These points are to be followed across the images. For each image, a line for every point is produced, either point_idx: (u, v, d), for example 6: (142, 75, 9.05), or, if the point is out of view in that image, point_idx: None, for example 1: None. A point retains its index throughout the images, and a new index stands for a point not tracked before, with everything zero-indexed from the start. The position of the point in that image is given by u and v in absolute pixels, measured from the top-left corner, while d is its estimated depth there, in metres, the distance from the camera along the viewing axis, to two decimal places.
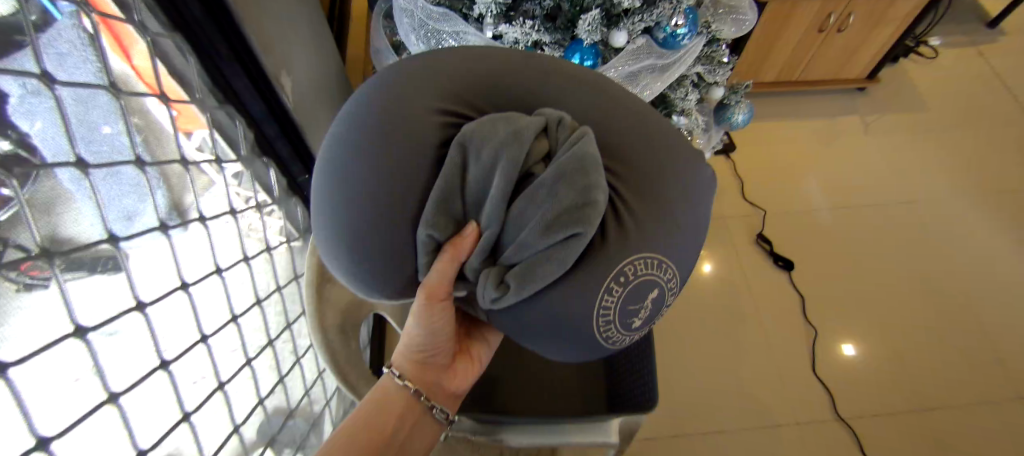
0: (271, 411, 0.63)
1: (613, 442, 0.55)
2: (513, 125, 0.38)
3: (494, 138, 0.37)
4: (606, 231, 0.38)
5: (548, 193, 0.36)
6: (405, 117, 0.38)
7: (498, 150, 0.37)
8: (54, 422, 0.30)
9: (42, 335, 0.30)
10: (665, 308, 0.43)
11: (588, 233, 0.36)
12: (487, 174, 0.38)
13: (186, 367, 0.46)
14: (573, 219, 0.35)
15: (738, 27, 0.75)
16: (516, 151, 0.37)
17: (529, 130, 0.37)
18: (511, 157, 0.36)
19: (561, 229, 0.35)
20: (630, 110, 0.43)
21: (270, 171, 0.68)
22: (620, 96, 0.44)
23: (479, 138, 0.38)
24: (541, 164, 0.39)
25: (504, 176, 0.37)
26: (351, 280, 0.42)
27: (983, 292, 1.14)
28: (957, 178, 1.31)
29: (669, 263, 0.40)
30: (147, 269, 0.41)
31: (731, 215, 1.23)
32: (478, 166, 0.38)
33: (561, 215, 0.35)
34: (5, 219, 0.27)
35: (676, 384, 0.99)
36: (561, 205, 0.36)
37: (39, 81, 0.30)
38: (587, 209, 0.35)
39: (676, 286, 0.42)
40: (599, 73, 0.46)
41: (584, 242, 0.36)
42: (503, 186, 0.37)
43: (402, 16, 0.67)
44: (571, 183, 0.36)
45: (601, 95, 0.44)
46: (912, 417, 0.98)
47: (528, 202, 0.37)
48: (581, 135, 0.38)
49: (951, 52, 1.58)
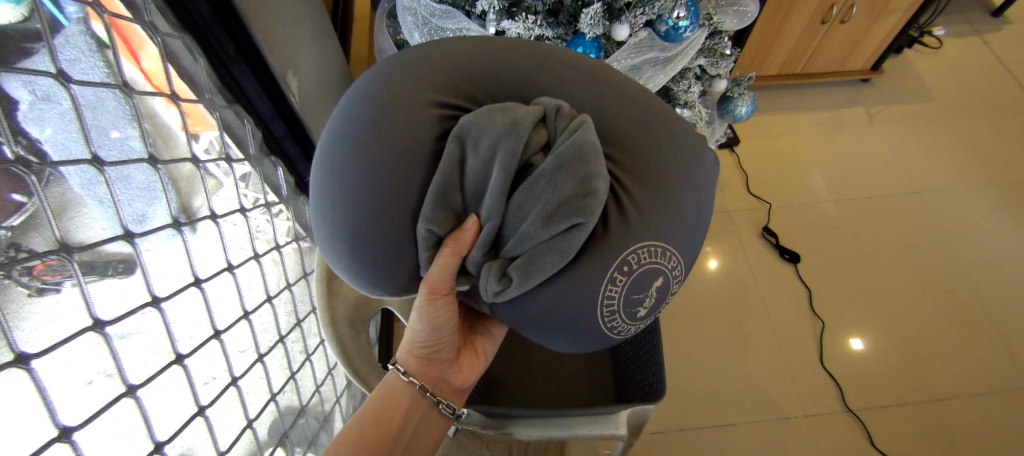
0: (282, 409, 0.64)
1: (621, 435, 0.56)
2: (510, 115, 0.38)
3: (492, 130, 0.38)
4: (608, 220, 0.38)
5: (548, 183, 0.36)
6: (404, 111, 0.39)
7: (497, 142, 0.37)
8: (76, 412, 0.32)
9: (61, 330, 0.31)
10: (670, 295, 0.43)
11: (589, 223, 0.36)
12: (486, 166, 0.38)
13: (200, 362, 0.47)
14: (574, 209, 0.35)
15: (739, 19, 0.72)
16: (514, 142, 0.37)
17: (528, 120, 0.38)
18: (510, 148, 0.37)
19: (562, 219, 0.35)
20: (629, 97, 0.44)
21: (278, 171, 0.69)
22: (618, 83, 0.44)
23: (477, 130, 0.38)
24: (540, 154, 0.39)
25: (503, 167, 0.37)
26: (353, 277, 0.43)
27: (991, 282, 1.13)
28: (964, 168, 1.30)
29: (672, 252, 0.40)
30: (161, 267, 0.42)
31: (737, 209, 1.23)
32: (477, 158, 0.38)
33: (562, 205, 0.36)
34: (19, 224, 0.28)
35: (684, 377, 1.00)
36: (561, 195, 0.36)
37: (53, 81, 0.31)
38: (587, 199, 0.35)
39: (680, 274, 0.42)
40: (596, 60, 0.46)
41: (586, 232, 0.36)
42: (502, 178, 0.37)
43: (406, 14, 0.68)
44: (570, 172, 0.36)
45: (600, 83, 0.44)
46: (922, 408, 0.98)
47: (528, 193, 0.37)
48: (579, 123, 0.38)
49: (956, 42, 1.56)
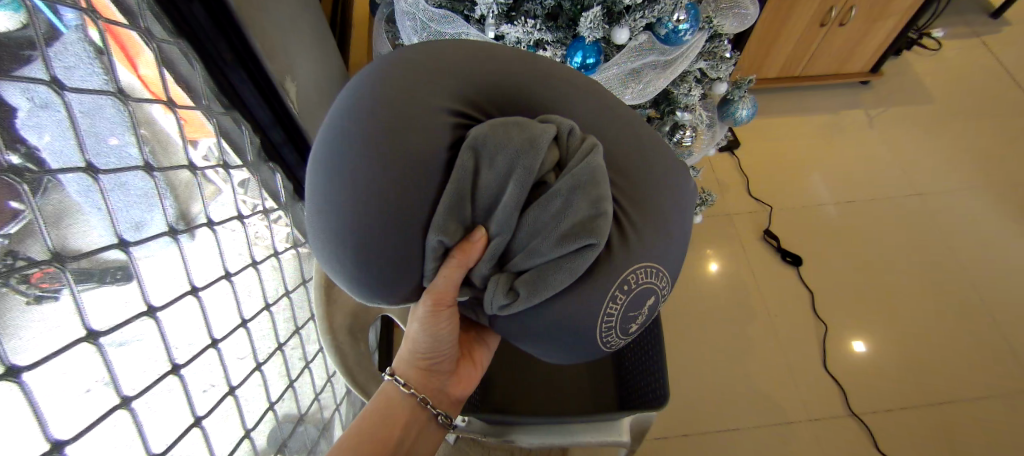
0: (281, 417, 0.63)
1: (624, 442, 0.55)
2: (527, 132, 0.38)
3: (509, 146, 0.37)
4: (611, 242, 0.39)
5: (562, 204, 0.37)
6: (417, 115, 0.37)
7: (513, 159, 0.37)
8: (68, 426, 0.31)
9: (55, 341, 0.30)
10: (659, 311, 0.45)
11: (600, 244, 0.36)
12: (501, 182, 0.38)
13: (198, 372, 0.46)
14: (586, 230, 0.36)
15: (739, 21, 0.74)
16: (531, 161, 0.37)
17: (544, 139, 0.38)
18: (527, 167, 0.37)
19: (575, 240, 0.36)
20: (623, 118, 0.45)
21: (275, 177, 0.68)
22: (618, 106, 0.46)
23: (494, 144, 0.37)
24: (552, 173, 0.40)
25: (518, 185, 0.37)
26: (354, 286, 0.40)
27: (997, 284, 1.12)
28: (966, 169, 1.30)
29: (664, 270, 0.42)
30: (158, 275, 0.41)
31: (737, 213, 1.22)
32: (492, 173, 0.38)
33: (575, 227, 0.36)
34: (15, 232, 0.28)
35: (685, 381, 0.99)
36: (575, 216, 0.37)
37: (48, 88, 0.31)
38: (598, 220, 0.36)
39: (669, 290, 0.44)
40: (596, 82, 0.47)
41: (596, 252, 0.37)
42: (517, 195, 0.38)
43: (404, 19, 0.67)
44: (583, 194, 0.37)
45: (603, 105, 0.45)
46: (926, 412, 0.97)
47: (539, 212, 0.38)
48: (591, 146, 0.39)
49: (955, 44, 1.57)
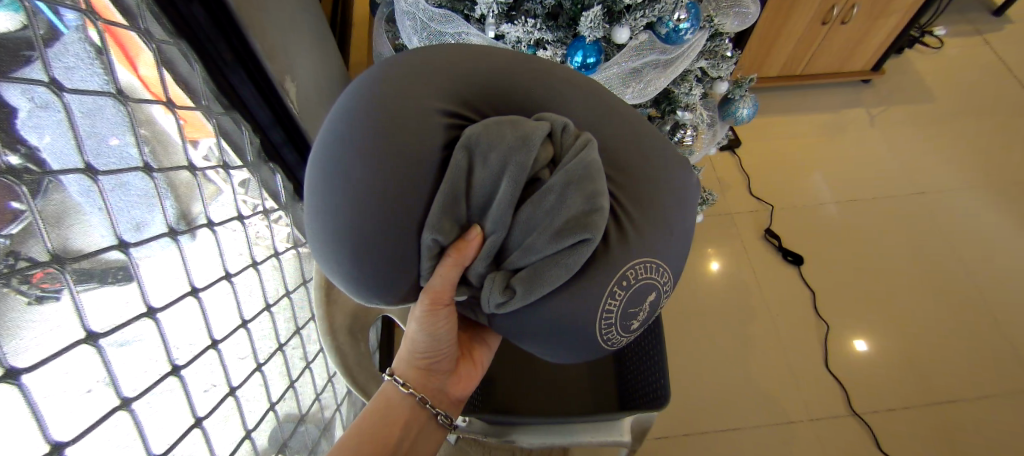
0: (281, 418, 0.63)
1: (624, 442, 0.55)
2: (520, 129, 0.37)
3: (503, 144, 0.37)
4: (609, 239, 0.39)
5: (557, 200, 0.37)
6: (414, 116, 0.37)
7: (507, 156, 0.37)
8: (67, 427, 0.31)
9: (55, 342, 0.30)
10: (660, 308, 0.45)
11: (596, 239, 0.36)
12: (495, 180, 0.38)
13: (198, 373, 0.46)
14: (582, 226, 0.36)
15: (740, 20, 0.74)
16: (524, 157, 0.37)
17: (538, 136, 0.37)
18: (521, 164, 0.37)
19: (570, 236, 0.36)
20: (619, 115, 0.45)
21: (275, 177, 0.68)
22: (615, 103, 0.45)
23: (488, 142, 0.37)
24: (547, 170, 0.40)
25: (512, 182, 0.37)
26: (353, 287, 0.40)
27: (998, 282, 1.12)
28: (967, 168, 1.29)
29: (665, 267, 0.42)
30: (158, 276, 0.41)
31: (739, 212, 1.22)
32: (486, 170, 0.38)
33: (569, 222, 0.36)
34: (16, 232, 0.28)
35: (686, 381, 0.99)
36: (569, 212, 0.36)
37: (47, 89, 0.30)
38: (593, 216, 0.36)
39: (670, 287, 0.44)
40: (593, 79, 0.47)
41: (592, 248, 0.37)
42: (511, 192, 0.37)
43: (405, 18, 0.67)
44: (578, 190, 0.37)
45: (599, 102, 0.45)
46: (928, 411, 0.97)
47: (534, 209, 0.38)
48: (585, 142, 0.39)
49: (956, 42, 1.56)
